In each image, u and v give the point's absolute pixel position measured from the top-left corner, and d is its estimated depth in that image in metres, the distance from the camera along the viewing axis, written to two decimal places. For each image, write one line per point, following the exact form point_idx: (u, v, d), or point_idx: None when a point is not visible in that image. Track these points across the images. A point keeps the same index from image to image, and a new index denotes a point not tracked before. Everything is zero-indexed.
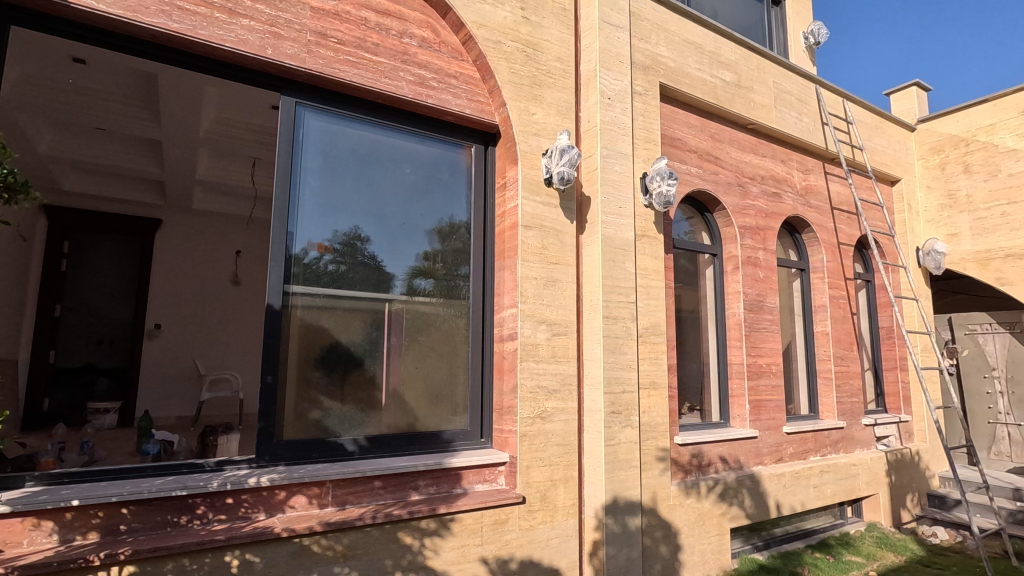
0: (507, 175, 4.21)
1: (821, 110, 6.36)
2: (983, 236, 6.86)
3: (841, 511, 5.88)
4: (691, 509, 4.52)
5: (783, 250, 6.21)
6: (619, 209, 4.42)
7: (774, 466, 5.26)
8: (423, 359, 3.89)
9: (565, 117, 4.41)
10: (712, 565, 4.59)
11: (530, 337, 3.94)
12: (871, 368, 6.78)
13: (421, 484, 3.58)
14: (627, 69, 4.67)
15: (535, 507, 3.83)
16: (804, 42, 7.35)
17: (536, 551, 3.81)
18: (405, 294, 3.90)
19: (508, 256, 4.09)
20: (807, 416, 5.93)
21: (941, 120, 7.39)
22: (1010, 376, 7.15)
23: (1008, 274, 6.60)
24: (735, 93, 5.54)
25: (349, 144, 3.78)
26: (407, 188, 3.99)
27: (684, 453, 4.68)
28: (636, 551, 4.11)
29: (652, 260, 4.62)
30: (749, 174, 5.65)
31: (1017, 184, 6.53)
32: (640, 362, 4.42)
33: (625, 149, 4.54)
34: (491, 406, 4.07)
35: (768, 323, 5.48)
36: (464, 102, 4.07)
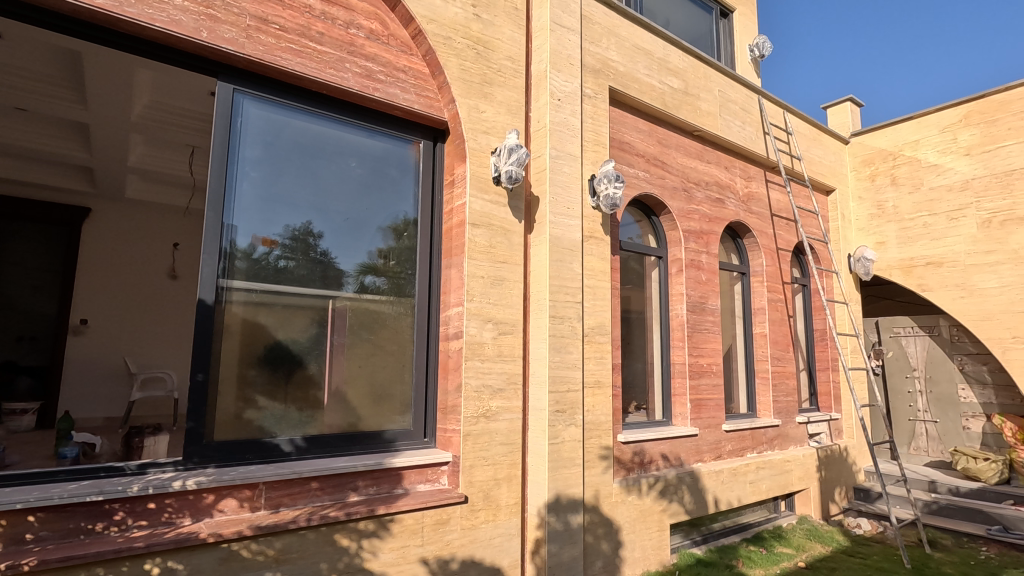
0: (455, 173, 4.17)
1: (763, 120, 6.62)
2: (907, 245, 7.31)
3: (775, 505, 6.11)
4: (632, 506, 4.61)
5: (725, 254, 6.43)
6: (567, 209, 4.47)
7: (713, 463, 5.43)
8: (367, 358, 3.81)
9: (514, 117, 4.41)
10: (651, 560, 4.69)
11: (476, 335, 3.92)
12: (807, 368, 7.08)
13: (361, 485, 3.50)
14: (577, 72, 4.73)
15: (477, 507, 3.81)
16: (749, 54, 7.68)
17: (477, 550, 3.79)
18: (352, 291, 3.81)
19: (455, 253, 4.05)
20: (745, 415, 6.15)
21: (872, 134, 7.82)
22: (929, 376, 7.66)
23: (929, 281, 7.07)
24: (682, 100, 5.68)
25: (293, 136, 3.66)
26: (355, 182, 3.89)
27: (626, 451, 4.77)
28: (578, 549, 4.17)
29: (598, 261, 4.70)
30: (694, 179, 5.81)
31: (938, 197, 7.05)
32: (585, 362, 4.48)
33: (574, 151, 4.60)
34: (435, 405, 4.03)
35: (710, 324, 5.66)
36: (413, 97, 4.01)
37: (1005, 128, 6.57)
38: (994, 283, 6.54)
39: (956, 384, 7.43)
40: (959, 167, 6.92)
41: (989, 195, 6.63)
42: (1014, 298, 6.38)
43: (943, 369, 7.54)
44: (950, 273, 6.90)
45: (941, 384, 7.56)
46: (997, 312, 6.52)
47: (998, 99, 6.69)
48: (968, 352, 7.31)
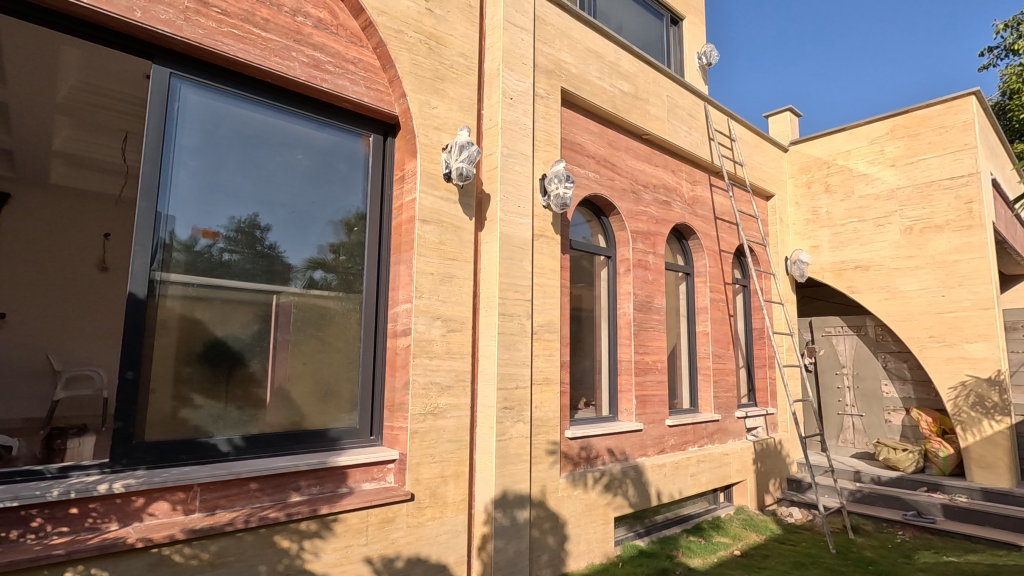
0: (406, 168, 4.12)
1: (708, 126, 6.86)
2: (838, 249, 7.74)
3: (714, 497, 6.38)
4: (578, 500, 4.71)
5: (671, 254, 6.64)
6: (517, 208, 4.50)
7: (656, 457, 5.61)
8: (313, 355, 3.73)
9: (466, 114, 4.41)
10: (596, 552, 4.81)
11: (424, 332, 3.90)
12: (745, 365, 7.41)
13: (303, 485, 3.42)
14: (529, 72, 4.76)
15: (424, 504, 3.80)
16: (697, 62, 7.96)
17: (423, 547, 3.78)
18: (299, 286, 3.73)
19: (404, 250, 4.00)
20: (688, 410, 6.38)
21: (809, 143, 8.23)
22: (856, 372, 8.16)
23: (857, 283, 7.52)
24: (632, 104, 5.82)
25: (236, 125, 3.53)
26: (302, 175, 3.80)
27: (573, 446, 4.86)
28: (524, 543, 4.22)
29: (548, 260, 4.76)
30: (642, 182, 5.97)
31: (867, 205, 7.52)
32: (534, 359, 4.53)
33: (525, 150, 4.63)
34: (382, 402, 3.98)
35: (656, 322, 5.83)
36: (362, 89, 3.94)
37: (927, 142, 7.11)
38: (914, 286, 7.04)
39: (880, 380, 7.95)
40: (885, 177, 7.41)
41: (912, 205, 7.14)
42: (932, 300, 6.90)
43: (869, 366, 8.05)
44: (876, 276, 7.37)
45: (867, 380, 8.07)
46: (916, 313, 7.01)
47: (920, 114, 7.22)
48: (891, 351, 7.85)
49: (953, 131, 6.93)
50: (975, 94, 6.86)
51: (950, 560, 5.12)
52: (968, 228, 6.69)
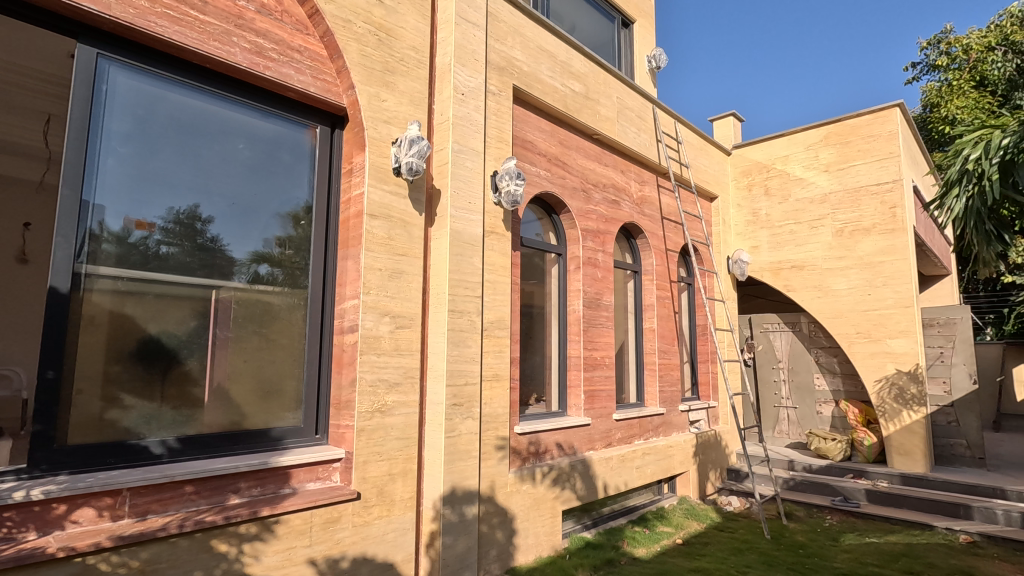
0: (354, 162, 4.04)
1: (656, 128, 7.05)
2: (776, 249, 8.12)
3: (658, 488, 6.58)
4: (526, 495, 4.76)
5: (620, 253, 6.78)
6: (468, 204, 4.49)
7: (603, 450, 5.74)
8: (255, 352, 3.60)
9: (417, 108, 4.36)
10: (544, 546, 4.87)
11: (372, 329, 3.84)
12: (689, 361, 7.67)
13: (243, 487, 3.31)
14: (481, 68, 4.76)
15: (370, 503, 3.75)
16: (646, 65, 8.18)
17: (369, 547, 3.73)
18: (241, 281, 3.60)
19: (351, 244, 3.92)
20: (634, 404, 6.55)
21: (750, 147, 8.55)
22: (791, 367, 8.60)
23: (793, 283, 7.92)
24: (583, 104, 5.91)
25: (171, 111, 3.36)
26: (244, 166, 3.65)
27: (523, 441, 4.91)
28: (472, 539, 4.23)
29: (499, 257, 4.78)
30: (592, 181, 6.07)
31: (803, 208, 7.92)
32: (484, 356, 4.55)
33: (476, 146, 4.63)
34: (327, 400, 3.89)
35: (604, 319, 5.95)
36: (308, 79, 3.82)
37: (857, 150, 7.55)
38: (844, 285, 7.47)
39: (812, 374, 8.41)
40: (819, 181, 7.82)
41: (843, 208, 7.57)
42: (860, 298, 7.34)
43: (802, 361, 8.50)
44: (809, 276, 7.78)
45: (800, 374, 8.52)
46: (846, 310, 7.45)
47: (851, 124, 7.66)
48: (822, 346, 8.32)
49: (880, 140, 7.39)
50: (900, 106, 7.33)
51: (872, 540, 5.48)
52: (892, 231, 7.16)
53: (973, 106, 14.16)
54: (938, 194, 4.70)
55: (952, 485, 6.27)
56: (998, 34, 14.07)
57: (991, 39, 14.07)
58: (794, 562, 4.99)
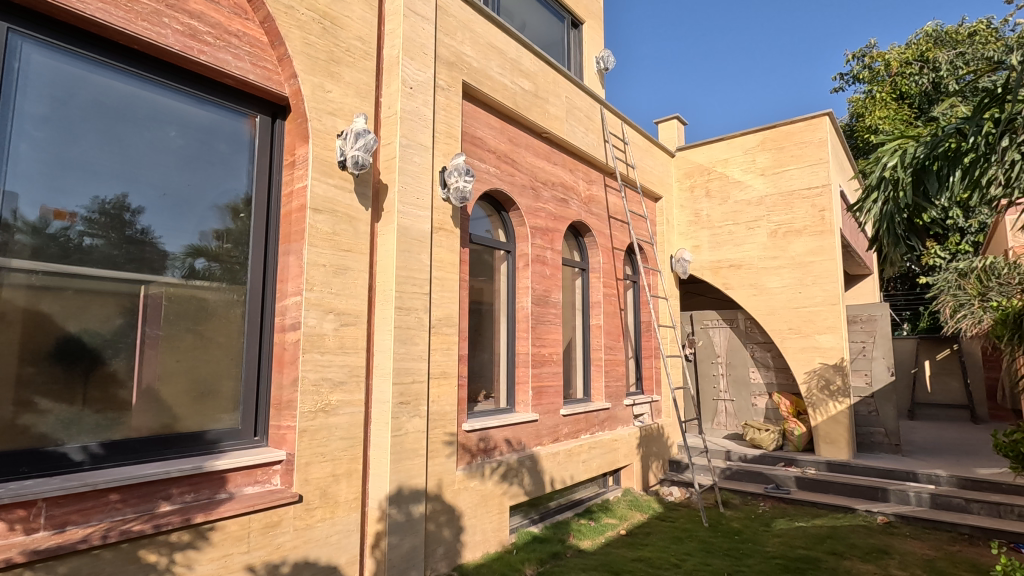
0: (296, 154, 3.90)
1: (604, 128, 7.18)
2: (716, 249, 8.45)
3: (604, 481, 6.73)
4: (474, 492, 4.75)
5: (568, 250, 6.88)
6: (416, 200, 4.43)
7: (551, 445, 5.81)
8: (189, 351, 3.42)
9: (363, 100, 4.26)
10: (491, 542, 4.89)
11: (315, 327, 3.73)
12: (634, 356, 7.88)
13: (175, 493, 3.15)
14: (430, 62, 4.70)
15: (313, 505, 3.65)
16: (595, 66, 8.31)
17: (312, 550, 3.63)
18: (175, 276, 3.41)
19: (293, 239, 3.80)
20: (581, 399, 6.67)
21: (692, 149, 8.83)
22: (728, 361, 9.00)
23: (731, 281, 8.27)
24: (532, 102, 5.94)
25: (94, 94, 3.13)
26: (177, 154, 3.45)
27: (471, 439, 4.90)
28: (419, 538, 4.19)
29: (447, 253, 4.75)
30: (541, 179, 6.12)
31: (741, 209, 8.28)
32: (432, 354, 4.51)
33: (425, 142, 4.57)
34: (267, 400, 3.75)
35: (552, 316, 6.02)
36: (247, 66, 3.66)
37: (790, 155, 7.96)
38: (777, 283, 7.88)
39: (748, 368, 8.83)
40: (755, 184, 8.20)
41: (777, 211, 7.97)
42: (791, 296, 7.76)
43: (739, 355, 8.91)
44: (746, 274, 8.15)
45: (737, 368, 8.93)
46: (779, 307, 7.86)
47: (785, 130, 8.07)
48: (757, 341, 8.74)
49: (811, 147, 7.81)
50: (829, 114, 7.78)
51: (800, 525, 5.81)
52: (821, 233, 7.60)
53: (892, 117, 15.19)
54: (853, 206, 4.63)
55: (871, 471, 6.75)
56: (915, 51, 15.18)
57: (909, 55, 15.16)
58: (729, 548, 5.22)
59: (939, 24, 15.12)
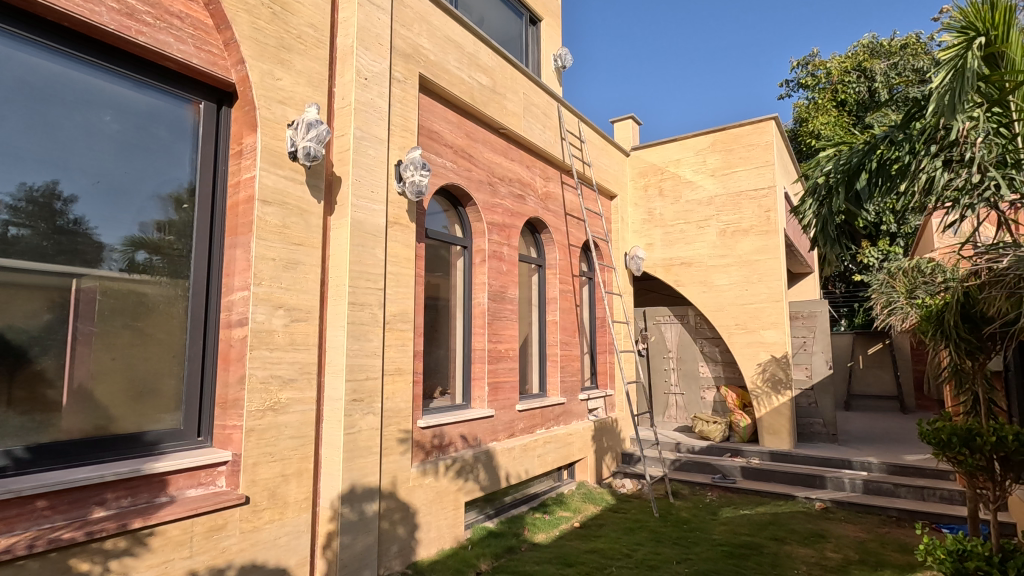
0: (243, 143, 3.75)
1: (560, 126, 7.23)
2: (669, 247, 8.67)
3: (559, 475, 6.82)
4: (429, 489, 4.73)
5: (525, 247, 6.92)
6: (371, 193, 4.35)
7: (506, 441, 5.84)
8: (126, 348, 3.24)
9: (315, 90, 4.14)
10: (446, 538, 4.88)
11: (264, 322, 3.62)
12: (589, 351, 8.00)
13: (110, 498, 2.99)
14: (385, 53, 4.61)
15: (261, 507, 3.54)
16: (553, 63, 8.36)
17: (259, 553, 3.52)
18: (112, 269, 3.22)
19: (240, 232, 3.66)
20: (537, 394, 6.73)
21: (645, 149, 9.02)
22: (679, 356, 9.28)
23: (682, 278, 8.52)
24: (490, 98, 5.92)
25: (20, 73, 2.91)
26: (114, 140, 3.26)
27: (426, 435, 4.87)
28: (372, 537, 4.14)
29: (403, 248, 4.69)
30: (498, 175, 6.12)
31: (693, 209, 8.53)
32: (386, 350, 4.45)
33: (380, 134, 4.49)
34: (211, 399, 3.61)
35: (509, 312, 6.04)
36: (190, 49, 3.49)
37: (738, 157, 8.25)
38: (725, 281, 8.16)
39: (697, 362, 9.13)
40: (706, 185, 8.46)
41: (726, 211, 8.26)
42: (739, 292, 8.05)
43: (689, 350, 9.20)
44: (696, 272, 8.41)
45: (687, 362, 9.21)
46: (726, 304, 8.14)
47: (734, 133, 8.36)
48: (706, 337, 9.04)
49: (757, 149, 8.13)
50: (774, 119, 8.10)
51: (745, 512, 6.06)
52: (766, 233, 7.93)
53: (833, 123, 15.96)
54: (794, 207, 4.93)
55: (810, 459, 7.11)
56: (853, 61, 16.01)
57: (848, 65, 15.96)
58: (678, 536, 5.39)
59: (874, 36, 16.00)
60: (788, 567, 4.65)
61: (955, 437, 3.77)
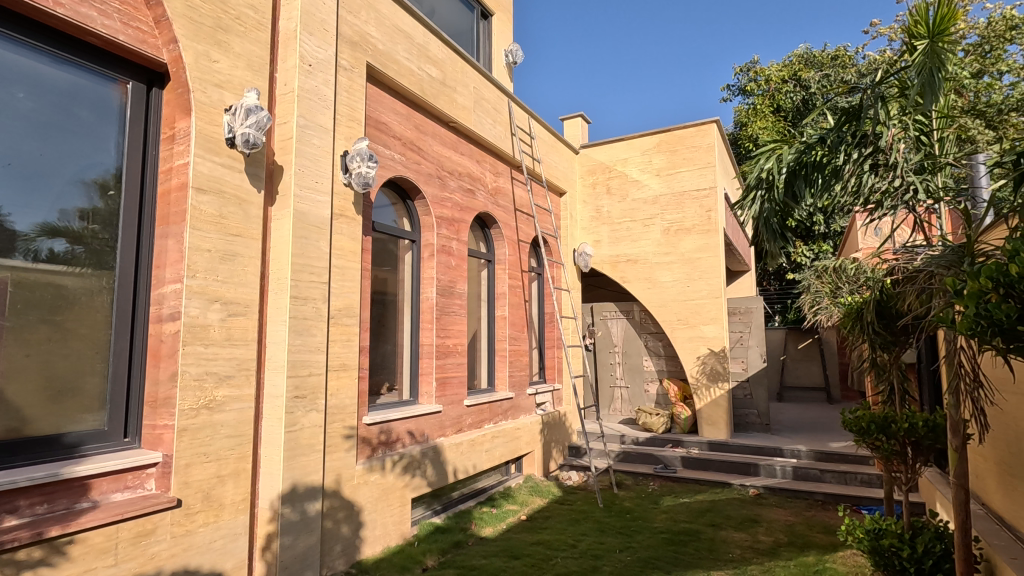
0: (176, 127, 3.56)
1: (511, 122, 7.24)
2: (616, 244, 8.87)
3: (506, 469, 6.86)
4: (374, 486, 4.65)
5: (474, 242, 6.91)
6: (315, 184, 4.22)
7: (454, 436, 5.82)
8: (42, 345, 3.01)
9: (255, 75, 3.97)
10: (392, 535, 4.81)
11: (198, 317, 3.44)
12: (537, 346, 8.09)
13: (24, 505, 2.77)
14: (331, 39, 4.48)
15: (194, 510, 3.38)
16: (504, 59, 8.35)
17: (192, 558, 3.37)
18: (25, 258, 2.97)
19: (172, 221, 3.46)
20: (485, 390, 6.75)
21: (594, 148, 9.17)
22: (624, 350, 9.52)
23: (628, 275, 8.73)
24: (440, 90, 5.85)
25: None
26: (29, 119, 3.00)
27: (373, 432, 4.79)
28: (314, 537, 4.03)
29: (349, 241, 4.57)
30: (448, 169, 6.07)
31: (639, 207, 8.74)
32: (330, 345, 4.33)
33: (325, 123, 4.36)
34: (139, 398, 3.41)
35: (457, 307, 6.01)
36: (117, 25, 3.27)
37: (683, 158, 8.52)
38: (669, 278, 8.43)
39: (642, 356, 9.40)
40: (651, 184, 8.70)
41: (670, 210, 8.52)
42: (681, 289, 8.34)
43: (634, 345, 9.45)
44: (641, 269, 8.64)
45: (632, 356, 9.47)
46: (670, 300, 8.42)
47: (678, 134, 8.62)
48: (650, 332, 9.32)
49: (700, 151, 8.42)
50: (716, 122, 8.41)
51: (685, 500, 6.30)
52: (707, 232, 8.24)
53: (770, 128, 16.76)
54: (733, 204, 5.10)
55: (745, 448, 7.48)
56: (790, 70, 16.85)
57: (785, 73, 16.78)
58: (622, 526, 5.55)
59: (808, 47, 16.90)
60: (723, 552, 4.87)
61: (873, 424, 4.08)
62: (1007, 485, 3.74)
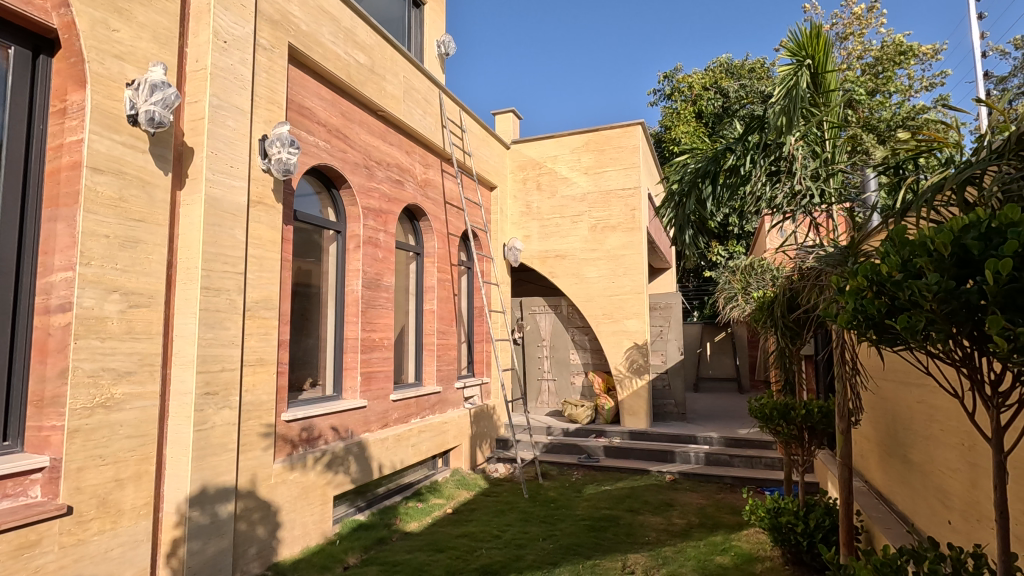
0: (68, 100, 3.25)
1: (442, 113, 7.16)
2: (545, 239, 9.01)
3: (433, 463, 6.82)
4: (293, 484, 4.49)
5: (403, 234, 6.80)
6: (230, 168, 3.99)
7: (379, 431, 5.71)
8: None
9: (162, 49, 3.70)
10: (312, 535, 4.67)
11: (94, 308, 3.17)
12: (466, 340, 8.10)
13: None
14: (249, 16, 4.25)
15: (87, 517, 3.12)
16: (436, 49, 8.24)
17: (85, 570, 3.11)
18: None
19: (63, 203, 3.17)
20: (412, 384, 6.68)
21: (525, 144, 9.26)
22: (552, 344, 9.72)
23: (557, 270, 8.89)
24: (368, 77, 5.69)
25: None
26: None
27: (292, 429, 4.61)
28: (226, 540, 3.84)
29: (268, 230, 4.37)
30: (375, 158, 5.92)
31: (567, 204, 8.93)
32: (245, 339, 4.12)
33: (241, 105, 4.12)
34: (22, 397, 3.09)
35: (384, 300, 5.88)
36: None
37: (610, 158, 8.79)
38: (595, 274, 8.69)
39: (568, 350, 9.63)
40: (579, 182, 8.91)
41: (597, 208, 8.77)
42: (606, 284, 8.61)
43: (561, 339, 9.67)
44: (569, 264, 8.84)
45: (559, 350, 9.68)
46: (596, 295, 8.67)
47: (605, 134, 8.87)
48: (577, 326, 9.56)
49: (626, 152, 8.71)
50: (640, 125, 8.73)
51: (606, 488, 6.55)
52: (631, 230, 8.56)
53: (692, 133, 17.66)
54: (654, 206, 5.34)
55: (664, 437, 7.85)
56: (711, 78, 17.79)
57: (706, 81, 17.71)
58: (546, 514, 5.68)
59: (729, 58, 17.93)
60: (641, 535, 5.11)
61: (774, 411, 4.44)
62: (885, 463, 4.15)
